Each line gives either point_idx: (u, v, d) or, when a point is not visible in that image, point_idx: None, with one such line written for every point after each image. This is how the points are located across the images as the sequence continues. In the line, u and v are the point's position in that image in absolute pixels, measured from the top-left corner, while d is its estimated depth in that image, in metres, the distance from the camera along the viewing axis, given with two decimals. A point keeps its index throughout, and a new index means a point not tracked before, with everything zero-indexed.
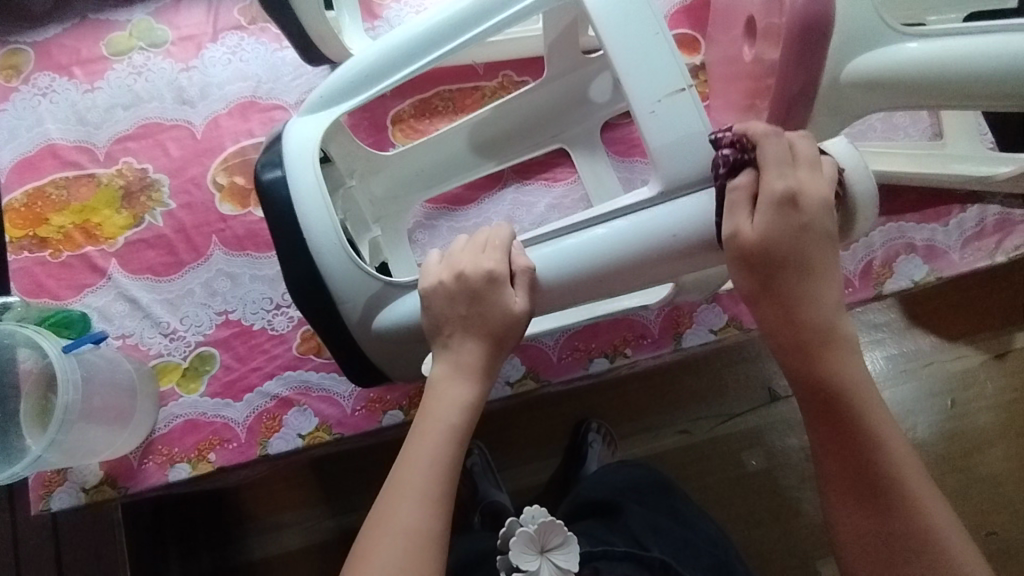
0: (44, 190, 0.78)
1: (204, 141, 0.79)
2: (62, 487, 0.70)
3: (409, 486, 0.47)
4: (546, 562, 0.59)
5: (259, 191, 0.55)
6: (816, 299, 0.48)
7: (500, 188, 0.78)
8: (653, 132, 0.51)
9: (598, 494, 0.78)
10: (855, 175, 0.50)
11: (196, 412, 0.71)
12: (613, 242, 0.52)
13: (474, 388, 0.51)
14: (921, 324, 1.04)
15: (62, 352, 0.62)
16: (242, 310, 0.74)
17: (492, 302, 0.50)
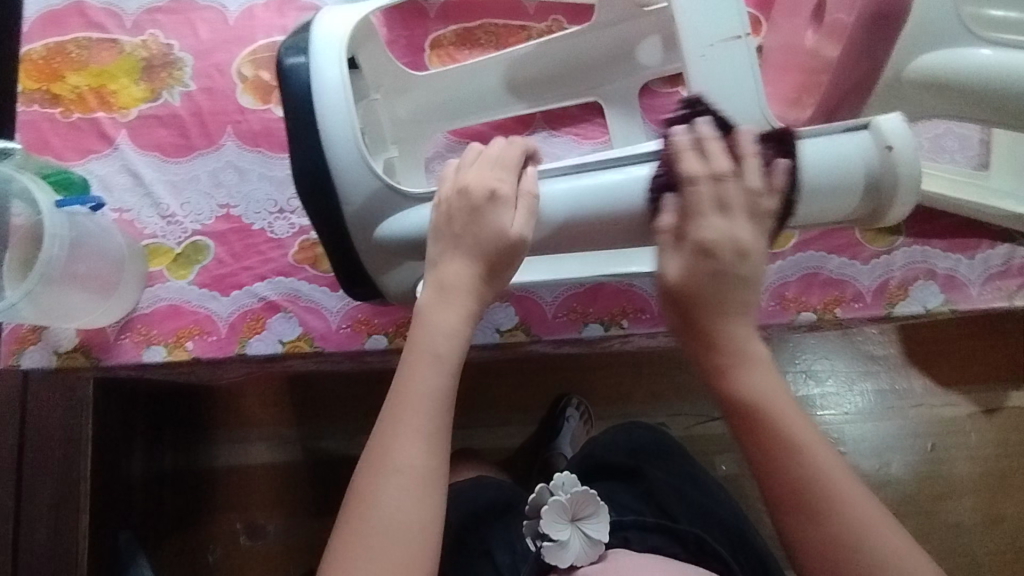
0: (65, 46, 0.75)
1: (236, 28, 0.76)
2: (35, 346, 0.69)
3: (404, 418, 0.47)
4: (577, 531, 0.64)
5: (280, 76, 0.53)
6: (732, 320, 0.49)
7: (527, 134, 0.75)
8: (700, 77, 0.50)
9: (613, 456, 0.77)
10: (903, 156, 0.48)
11: (181, 299, 0.70)
12: (636, 188, 0.50)
13: (465, 307, 0.50)
14: (916, 361, 1.07)
15: (52, 207, 0.62)
16: (244, 208, 0.73)
17: (487, 220, 0.49)
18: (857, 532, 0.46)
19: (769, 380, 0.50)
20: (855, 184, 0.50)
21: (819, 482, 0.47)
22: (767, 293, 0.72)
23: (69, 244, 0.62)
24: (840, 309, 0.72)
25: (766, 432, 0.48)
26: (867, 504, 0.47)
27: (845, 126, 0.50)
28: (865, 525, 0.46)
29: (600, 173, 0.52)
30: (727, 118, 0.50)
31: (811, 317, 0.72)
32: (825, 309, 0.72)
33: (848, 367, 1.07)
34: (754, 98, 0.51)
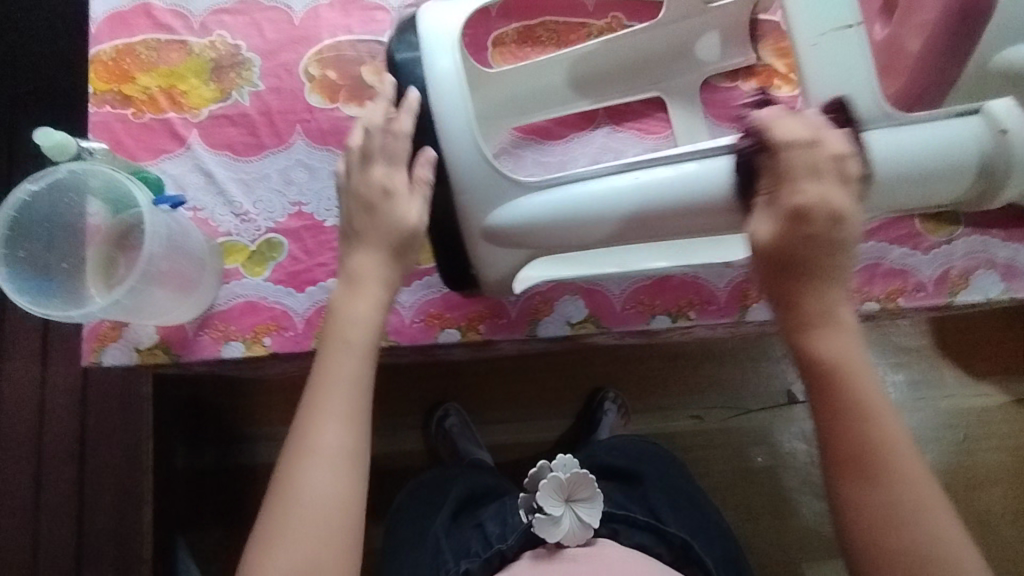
0: (134, 47, 0.76)
1: (301, 29, 0.77)
2: (116, 343, 0.70)
3: (329, 405, 0.55)
4: (570, 511, 0.74)
5: (394, 71, 0.61)
6: (823, 293, 0.52)
7: (591, 129, 0.76)
8: (813, 67, 0.55)
9: (617, 460, 0.87)
10: (1018, 138, 0.53)
11: (257, 295, 0.72)
12: (698, 181, 0.56)
13: (376, 294, 0.58)
14: (947, 355, 1.21)
15: (151, 204, 0.62)
16: (315, 205, 0.74)
17: (388, 216, 0.58)
18: (874, 498, 0.51)
19: (844, 342, 0.53)
20: (969, 166, 0.54)
21: (874, 443, 0.51)
22: None
23: (166, 241, 0.63)
24: (903, 298, 0.73)
25: (838, 391, 0.52)
26: (914, 476, 0.51)
27: (958, 111, 0.55)
28: (904, 498, 0.51)
29: (610, 178, 0.58)
30: (840, 106, 0.54)
31: (874, 306, 0.73)
32: (887, 299, 0.73)
33: (875, 359, 1.21)
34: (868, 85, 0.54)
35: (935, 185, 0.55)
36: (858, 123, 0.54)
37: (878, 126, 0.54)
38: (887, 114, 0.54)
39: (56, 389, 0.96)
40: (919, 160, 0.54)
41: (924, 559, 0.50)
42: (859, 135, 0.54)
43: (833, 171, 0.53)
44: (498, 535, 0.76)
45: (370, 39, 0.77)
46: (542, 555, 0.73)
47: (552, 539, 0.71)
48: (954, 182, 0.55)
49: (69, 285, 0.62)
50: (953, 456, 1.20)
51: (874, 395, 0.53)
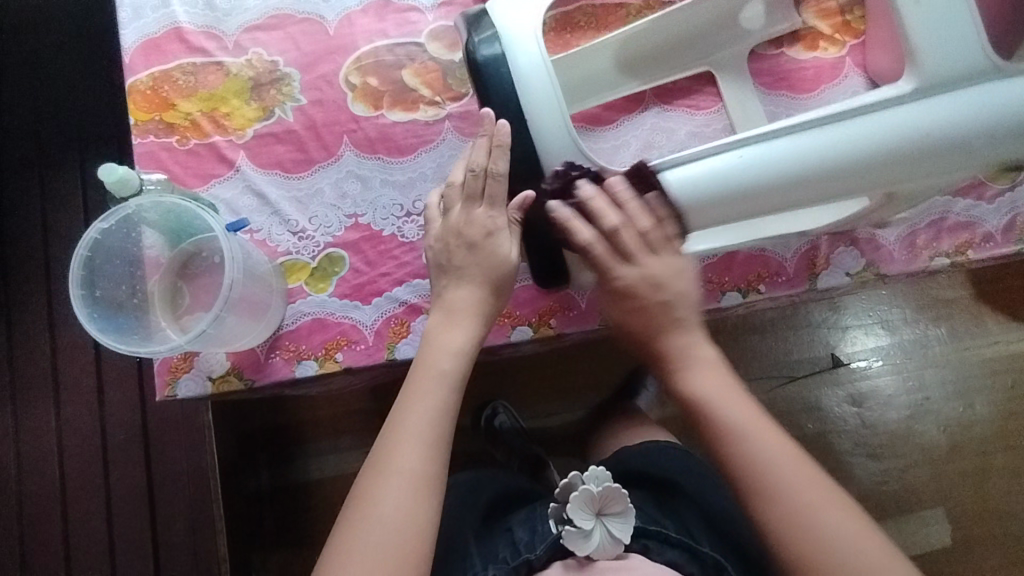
0: (170, 73, 0.75)
1: (337, 38, 0.76)
2: (188, 374, 0.70)
3: (412, 432, 0.55)
4: (600, 525, 0.64)
5: (477, 70, 0.59)
6: (677, 330, 0.59)
7: (640, 110, 0.75)
8: (917, 21, 0.54)
9: (648, 465, 0.80)
10: None
11: (325, 312, 0.71)
12: (795, 153, 0.55)
13: (469, 329, 0.59)
14: (988, 302, 1.20)
15: (224, 228, 0.62)
16: (372, 215, 0.73)
17: (489, 249, 0.60)
18: (812, 526, 0.51)
19: (712, 377, 0.58)
20: None
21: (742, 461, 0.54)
22: (897, 242, 0.73)
23: (241, 263, 0.63)
24: (972, 251, 0.73)
25: (711, 424, 0.56)
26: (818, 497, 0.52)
27: None
28: (815, 527, 0.51)
29: (714, 157, 0.56)
30: (948, 65, 0.54)
31: (946, 261, 0.73)
32: (957, 253, 0.73)
33: (915, 311, 1.20)
34: (974, 38, 0.54)
35: None
36: (963, 81, 0.55)
37: (991, 79, 0.55)
38: (998, 66, 0.54)
39: (117, 425, 0.96)
40: None
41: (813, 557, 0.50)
42: (962, 94, 0.54)
43: (941, 136, 0.54)
44: (526, 543, 0.69)
45: (407, 41, 0.76)
46: (570, 568, 0.64)
47: (582, 554, 0.63)
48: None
49: (140, 320, 0.65)
50: (1004, 405, 1.19)
51: (758, 424, 0.55)
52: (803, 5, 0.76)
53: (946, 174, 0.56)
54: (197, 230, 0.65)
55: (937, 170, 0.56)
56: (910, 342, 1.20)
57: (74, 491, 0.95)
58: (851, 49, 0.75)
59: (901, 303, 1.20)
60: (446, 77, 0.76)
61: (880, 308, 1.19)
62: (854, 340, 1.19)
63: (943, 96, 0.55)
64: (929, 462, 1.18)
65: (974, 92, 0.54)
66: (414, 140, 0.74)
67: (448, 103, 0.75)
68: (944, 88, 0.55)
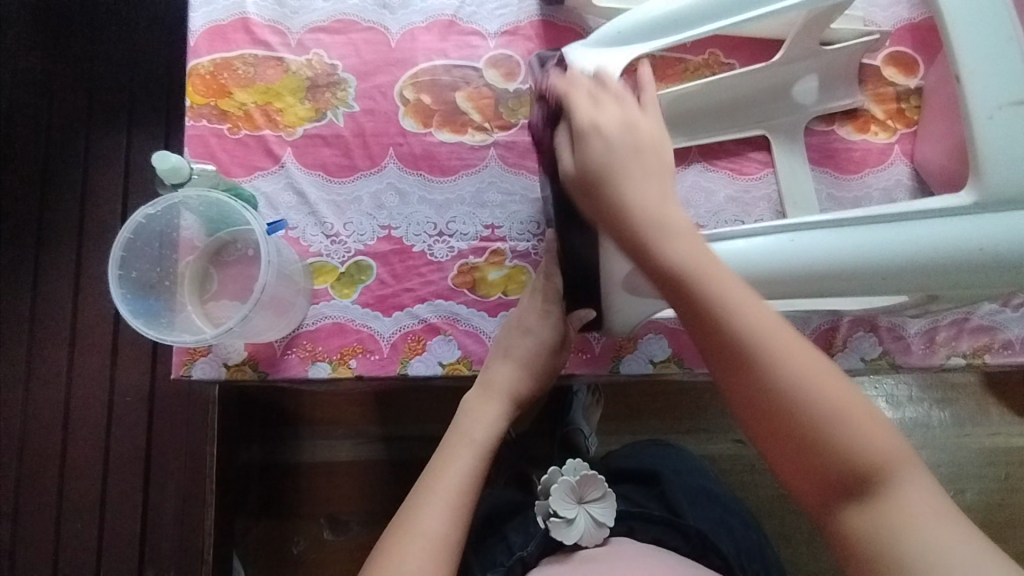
0: (231, 62, 0.77)
1: (398, 51, 0.78)
2: (205, 358, 0.71)
3: (440, 491, 0.58)
4: (584, 512, 0.66)
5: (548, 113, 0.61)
6: (650, 196, 0.53)
7: (683, 166, 0.76)
8: (988, 136, 0.54)
9: (635, 463, 0.82)
10: None
11: (345, 317, 0.72)
12: (835, 245, 0.56)
13: (501, 408, 0.65)
14: (992, 393, 1.20)
15: (265, 232, 0.63)
16: (405, 230, 0.74)
17: (533, 340, 0.66)
18: (810, 421, 0.44)
19: (704, 256, 0.49)
20: None
21: (776, 382, 0.45)
22: (916, 335, 0.73)
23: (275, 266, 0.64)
24: (989, 355, 0.73)
25: (717, 330, 0.47)
26: (843, 394, 0.45)
27: None
28: (828, 414, 0.44)
29: (763, 235, 0.57)
30: (1013, 180, 0.53)
31: (961, 361, 0.73)
32: (974, 354, 0.73)
33: (919, 390, 1.20)
34: None
35: None
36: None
37: None
38: None
39: (124, 386, 0.98)
40: None
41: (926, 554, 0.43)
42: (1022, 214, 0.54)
43: (994, 253, 0.54)
44: (520, 544, 0.69)
45: (465, 65, 0.77)
46: (556, 560, 0.65)
47: (567, 542, 0.64)
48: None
49: (168, 301, 0.66)
50: (994, 495, 1.19)
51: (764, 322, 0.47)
52: (861, 85, 0.76)
53: (993, 289, 0.56)
54: (235, 223, 0.67)
55: (979, 285, 0.56)
56: (911, 420, 1.20)
57: (73, 444, 0.97)
58: (901, 136, 0.76)
59: (907, 381, 1.20)
60: (498, 105, 0.77)
61: (887, 382, 1.20)
62: None
63: (1003, 209, 0.54)
64: None
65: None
66: (457, 162, 0.76)
67: (496, 131, 0.76)
68: (1003, 205, 0.54)
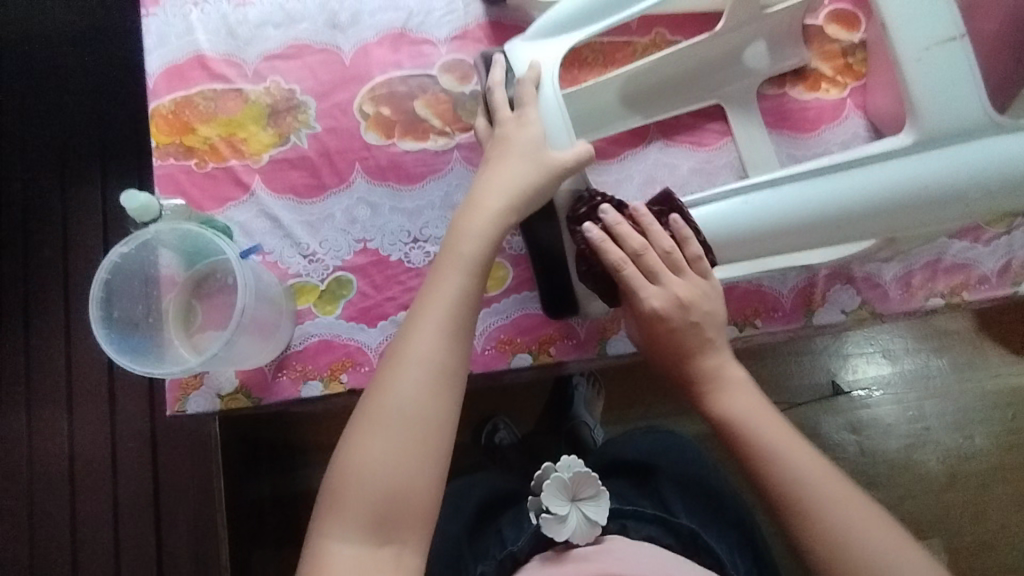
0: (192, 99, 0.78)
1: (352, 68, 0.79)
2: (198, 391, 0.72)
3: (361, 472, 0.53)
4: (576, 509, 0.65)
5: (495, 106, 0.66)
6: (714, 367, 0.64)
7: (643, 145, 0.77)
8: (918, 76, 0.56)
9: (632, 454, 0.83)
10: None
11: (331, 334, 0.73)
12: (794, 202, 0.57)
13: (425, 362, 0.55)
14: (988, 335, 1.21)
15: (240, 257, 0.64)
16: (380, 241, 0.75)
17: (460, 254, 0.59)
18: (814, 502, 0.57)
19: (749, 401, 0.63)
20: None
21: (786, 475, 0.59)
22: (893, 282, 0.74)
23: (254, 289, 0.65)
24: (967, 292, 0.74)
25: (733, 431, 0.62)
26: (850, 503, 0.57)
27: None
28: (841, 520, 0.56)
29: (720, 203, 0.60)
30: (948, 118, 0.55)
31: (940, 302, 0.74)
32: (952, 293, 0.74)
33: (916, 342, 1.21)
34: (974, 94, 0.55)
35: None
36: (962, 135, 0.56)
37: (992, 129, 0.56)
38: (997, 121, 0.56)
39: (125, 432, 0.99)
40: None
41: (867, 560, 0.54)
42: (963, 147, 0.56)
43: (936, 188, 0.56)
44: (513, 538, 0.70)
45: (420, 73, 0.79)
46: (548, 558, 0.64)
47: (558, 539, 0.63)
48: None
49: (155, 336, 0.67)
50: (1003, 437, 1.19)
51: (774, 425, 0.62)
52: (808, 45, 0.78)
53: (947, 224, 0.58)
54: (211, 253, 0.68)
55: (932, 220, 0.57)
56: (911, 372, 1.21)
57: (81, 497, 0.98)
58: (852, 90, 0.77)
59: (903, 333, 1.21)
60: (456, 109, 0.78)
61: (882, 337, 1.20)
62: (855, 368, 1.20)
63: (942, 146, 0.56)
64: (926, 491, 1.18)
65: (969, 150, 0.56)
66: (424, 168, 0.77)
67: (458, 134, 0.78)
68: (941, 143, 0.56)
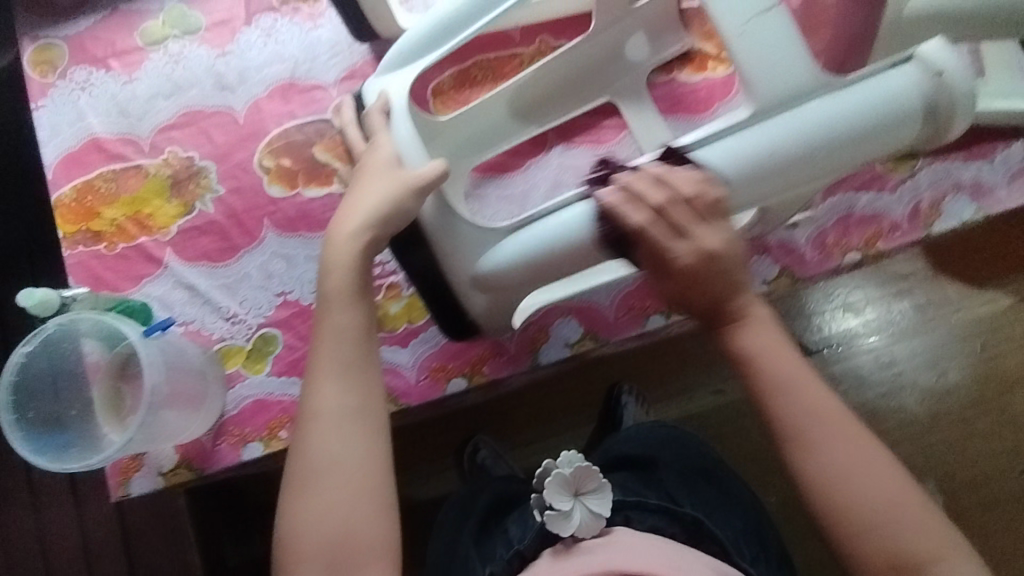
0: (93, 184, 0.78)
1: (248, 125, 0.79)
2: (139, 473, 0.72)
3: (303, 534, 0.53)
4: (580, 504, 0.63)
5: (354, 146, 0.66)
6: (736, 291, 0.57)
7: (544, 152, 0.78)
8: (744, 51, 0.54)
9: (631, 448, 0.80)
10: (956, 77, 0.54)
11: (264, 392, 0.73)
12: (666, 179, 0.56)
13: (332, 412, 0.55)
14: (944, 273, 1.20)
15: (142, 336, 0.63)
16: (300, 291, 0.75)
17: (334, 289, 0.57)
18: (830, 459, 0.54)
19: (761, 335, 0.56)
20: (917, 112, 0.55)
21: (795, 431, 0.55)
22: (809, 243, 0.75)
23: (163, 365, 0.64)
24: (882, 242, 0.74)
25: (760, 376, 0.56)
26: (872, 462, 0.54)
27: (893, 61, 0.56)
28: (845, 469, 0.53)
29: (573, 205, 0.59)
30: (784, 85, 0.54)
31: (857, 257, 0.75)
32: (867, 246, 0.74)
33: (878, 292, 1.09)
34: (803, 58, 0.54)
35: (885, 138, 0.55)
36: (798, 98, 0.55)
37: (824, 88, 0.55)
38: (826, 79, 0.54)
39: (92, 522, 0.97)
40: (863, 118, 0.54)
41: (881, 527, 0.53)
42: (801, 109, 0.55)
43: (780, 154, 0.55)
44: (518, 537, 0.68)
45: (315, 120, 0.79)
46: (558, 553, 0.61)
47: (564, 535, 0.61)
48: (898, 130, 0.55)
49: (84, 427, 0.67)
50: None
51: (799, 371, 0.56)
52: (688, 28, 0.79)
53: (802, 187, 0.57)
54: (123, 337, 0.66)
55: (783, 185, 0.57)
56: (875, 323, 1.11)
57: None
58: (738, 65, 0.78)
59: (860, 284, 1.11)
60: None
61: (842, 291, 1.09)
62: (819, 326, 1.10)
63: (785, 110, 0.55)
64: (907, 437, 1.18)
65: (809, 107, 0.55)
66: (332, 213, 0.77)
67: None
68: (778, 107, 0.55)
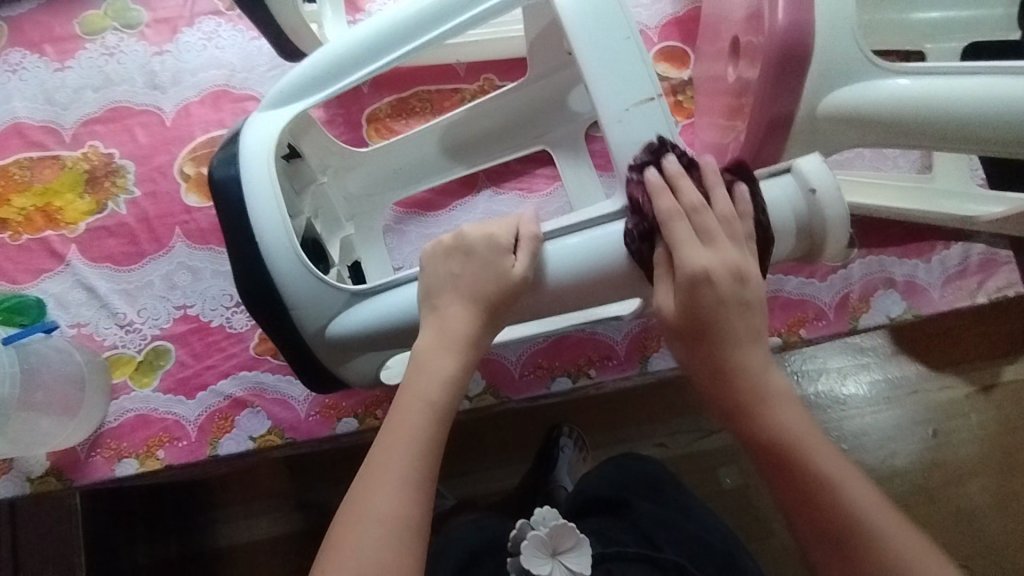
0: (7, 169, 0.76)
1: (174, 129, 0.77)
2: (7, 476, 0.69)
3: None
4: (558, 565, 0.52)
5: (212, 189, 0.55)
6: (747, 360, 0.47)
7: (472, 194, 0.76)
8: (619, 141, 0.50)
9: (601, 489, 0.67)
10: (827, 200, 0.50)
11: (148, 408, 0.70)
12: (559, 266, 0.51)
13: (393, 506, 0.43)
14: None
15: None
16: (201, 306, 0.73)
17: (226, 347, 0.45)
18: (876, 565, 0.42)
19: (793, 414, 0.47)
20: (788, 232, 0.52)
21: (844, 510, 0.44)
22: None
23: (20, 378, 0.61)
24: (804, 330, 0.71)
25: (787, 463, 0.45)
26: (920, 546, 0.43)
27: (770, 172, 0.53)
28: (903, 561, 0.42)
29: None
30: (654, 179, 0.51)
31: (777, 341, 0.71)
32: (789, 332, 0.71)
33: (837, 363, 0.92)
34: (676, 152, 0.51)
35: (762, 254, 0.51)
36: None
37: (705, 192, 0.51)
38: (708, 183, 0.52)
39: None
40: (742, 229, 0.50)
41: None
42: None
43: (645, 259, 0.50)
44: None
45: None
46: None
47: None
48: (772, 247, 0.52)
49: None
50: None
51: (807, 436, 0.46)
52: None
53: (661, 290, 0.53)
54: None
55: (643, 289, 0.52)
56: (827, 395, 0.92)
57: None
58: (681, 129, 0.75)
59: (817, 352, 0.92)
60: None
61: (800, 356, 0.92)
62: None
63: None
64: None
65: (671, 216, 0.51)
66: None
67: None
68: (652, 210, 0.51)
